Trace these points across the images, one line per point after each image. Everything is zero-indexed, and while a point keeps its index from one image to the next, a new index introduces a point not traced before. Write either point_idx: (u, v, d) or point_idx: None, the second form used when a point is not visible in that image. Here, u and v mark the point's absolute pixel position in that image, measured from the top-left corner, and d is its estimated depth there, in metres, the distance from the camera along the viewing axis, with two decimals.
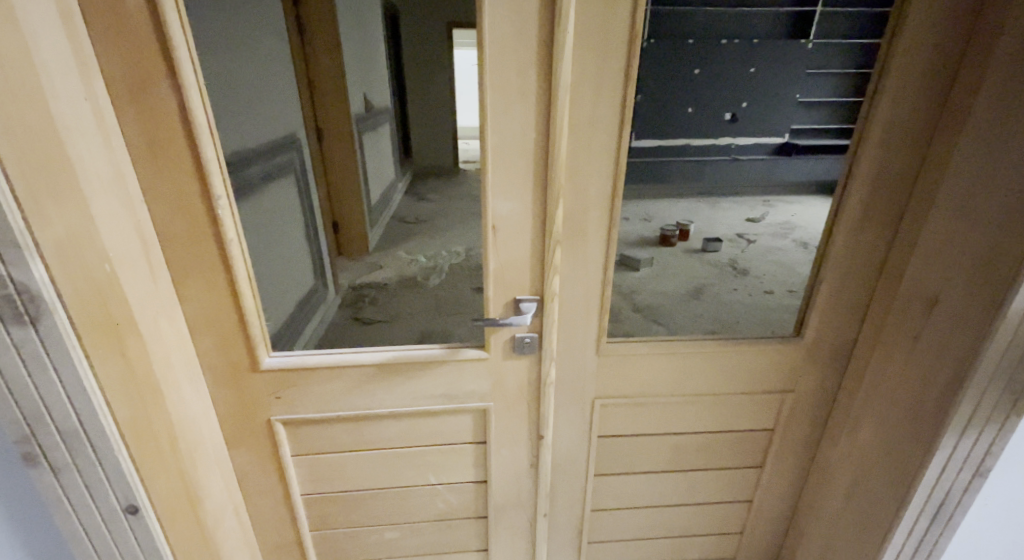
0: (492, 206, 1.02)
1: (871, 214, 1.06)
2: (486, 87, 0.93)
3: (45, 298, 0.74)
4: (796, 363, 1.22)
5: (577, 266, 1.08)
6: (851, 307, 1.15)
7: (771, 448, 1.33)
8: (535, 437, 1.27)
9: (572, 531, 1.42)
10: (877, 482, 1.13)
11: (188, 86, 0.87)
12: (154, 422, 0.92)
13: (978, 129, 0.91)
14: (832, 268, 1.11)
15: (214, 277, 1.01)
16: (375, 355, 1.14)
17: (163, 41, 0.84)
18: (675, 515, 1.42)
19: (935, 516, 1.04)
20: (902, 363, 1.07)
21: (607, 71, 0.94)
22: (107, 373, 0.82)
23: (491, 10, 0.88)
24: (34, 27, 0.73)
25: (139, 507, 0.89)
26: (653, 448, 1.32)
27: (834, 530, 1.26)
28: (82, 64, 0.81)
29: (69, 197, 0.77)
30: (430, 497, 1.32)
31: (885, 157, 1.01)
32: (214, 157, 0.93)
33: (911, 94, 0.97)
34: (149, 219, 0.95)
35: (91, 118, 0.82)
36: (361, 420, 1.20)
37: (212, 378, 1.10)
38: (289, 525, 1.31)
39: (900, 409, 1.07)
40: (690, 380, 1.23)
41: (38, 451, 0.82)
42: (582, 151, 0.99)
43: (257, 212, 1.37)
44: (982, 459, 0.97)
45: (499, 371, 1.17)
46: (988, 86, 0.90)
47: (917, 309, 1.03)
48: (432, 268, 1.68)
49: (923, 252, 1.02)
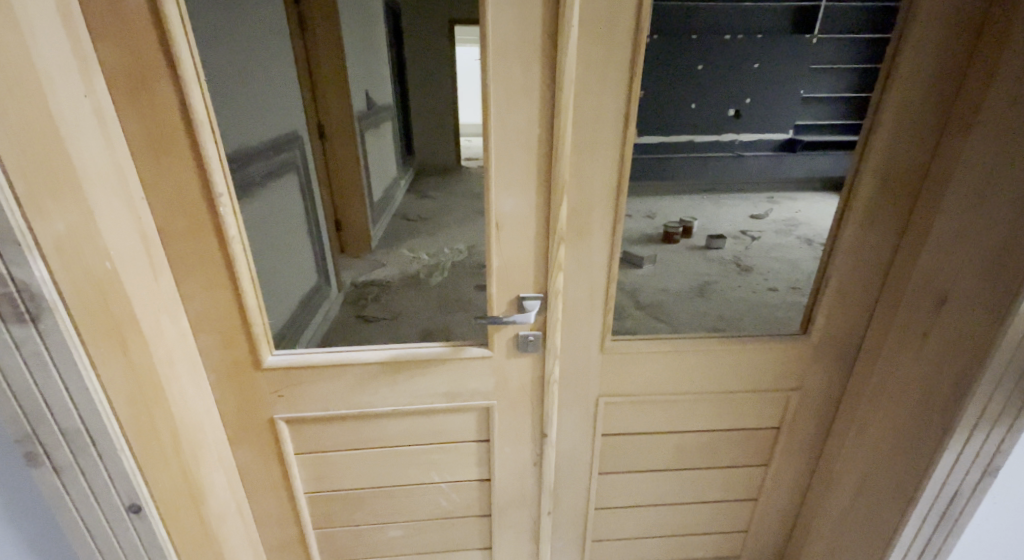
0: (495, 203, 1.01)
1: (880, 211, 1.04)
2: (490, 83, 0.92)
3: (46, 296, 0.73)
4: (802, 361, 1.21)
5: (581, 264, 1.07)
6: (858, 306, 1.14)
7: (777, 446, 1.32)
8: (538, 436, 1.26)
9: (576, 530, 1.41)
10: (883, 481, 1.12)
11: (189, 83, 0.86)
12: (156, 420, 0.92)
13: (988, 125, 0.90)
14: (839, 266, 1.10)
15: (216, 275, 1.01)
16: (378, 353, 1.13)
17: (163, 38, 0.84)
18: (679, 514, 1.42)
19: (943, 515, 1.03)
20: (909, 362, 1.06)
21: (613, 66, 0.93)
22: (108, 372, 0.82)
23: (494, 4, 0.87)
24: (33, 23, 0.72)
25: (141, 506, 0.89)
26: (657, 447, 1.31)
27: (841, 529, 1.25)
28: (82, 61, 0.81)
29: (69, 195, 0.76)
30: (433, 496, 1.31)
31: (894, 153, 1.00)
32: (215, 155, 0.93)
33: (920, 90, 0.95)
34: (151, 218, 0.94)
35: (91, 116, 0.82)
36: (364, 419, 1.19)
37: (215, 377, 1.10)
38: (292, 523, 1.31)
39: (908, 408, 1.06)
40: (695, 378, 1.22)
41: (40, 451, 0.82)
42: (587, 147, 0.98)
43: (258, 210, 1.37)
44: (991, 459, 0.96)
45: (502, 370, 1.17)
46: (999, 82, 0.88)
47: (926, 308, 1.02)
48: (434, 267, 1.69)
49: (931, 249, 1.00)
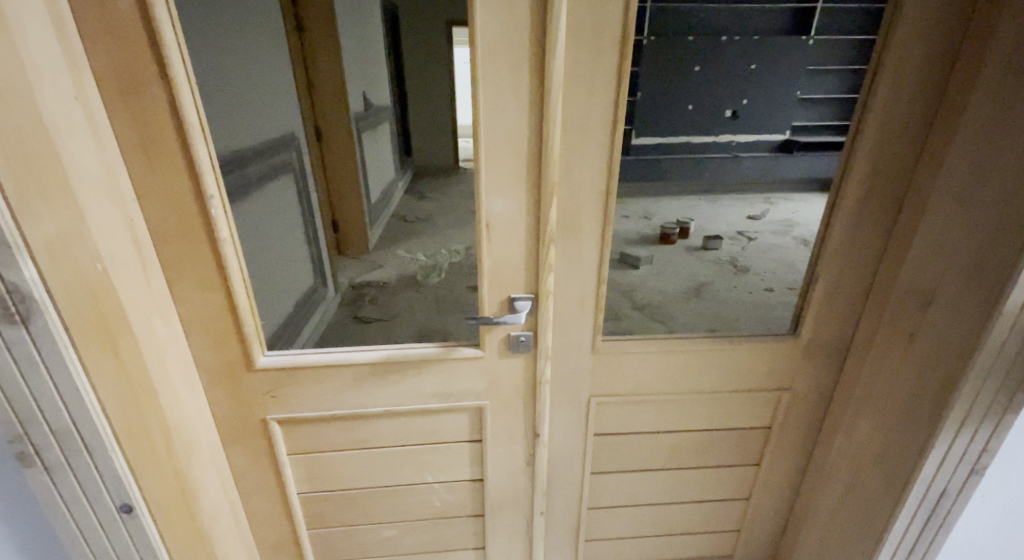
0: (485, 204, 1.01)
1: (868, 211, 1.05)
2: (480, 85, 0.93)
3: (37, 298, 0.74)
4: (793, 361, 1.21)
5: (570, 265, 1.08)
6: (848, 306, 1.14)
7: (767, 446, 1.32)
8: (531, 436, 1.26)
9: (569, 529, 1.42)
10: (872, 482, 1.12)
11: (181, 88, 0.87)
12: (147, 420, 0.92)
13: (973, 125, 0.91)
14: (828, 266, 1.10)
15: (208, 276, 1.01)
16: (369, 354, 1.14)
17: (155, 40, 0.84)
18: (672, 514, 1.42)
19: (931, 514, 1.04)
20: (898, 362, 1.06)
21: (601, 67, 0.93)
22: (99, 373, 0.82)
23: (482, 7, 0.88)
24: (23, 27, 0.73)
25: (133, 506, 0.90)
26: (649, 448, 1.32)
27: (831, 528, 1.26)
28: (73, 65, 0.81)
29: (60, 197, 0.77)
30: (426, 496, 1.32)
31: (881, 153, 1.00)
32: (206, 157, 0.93)
33: (907, 90, 0.96)
34: (142, 219, 0.95)
35: (82, 118, 0.82)
36: (356, 419, 1.20)
37: (208, 378, 1.11)
38: (286, 523, 1.31)
39: (896, 407, 1.06)
40: (686, 378, 1.23)
41: (32, 451, 0.82)
42: (575, 150, 0.99)
43: (255, 211, 1.38)
44: (979, 458, 0.97)
45: (494, 371, 1.17)
46: (982, 85, 0.89)
47: (913, 308, 1.03)
48: (432, 266, 1.61)
49: (918, 251, 1.01)
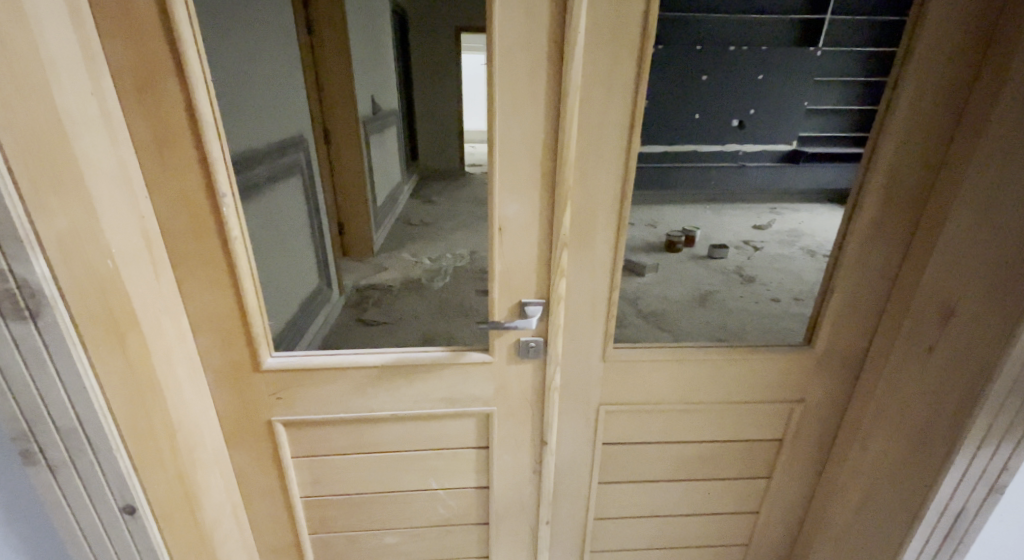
0: (498, 208, 1.00)
1: (885, 222, 1.04)
2: (496, 87, 0.92)
3: (46, 293, 0.72)
4: (805, 371, 1.20)
5: (582, 270, 1.07)
6: (864, 318, 1.13)
7: (778, 458, 1.30)
8: (538, 443, 1.25)
9: (574, 539, 1.40)
10: (887, 499, 1.11)
11: (196, 85, 0.86)
12: (152, 419, 0.91)
13: (996, 139, 0.89)
14: (844, 278, 1.09)
15: (217, 276, 1.00)
16: (377, 356, 1.12)
17: (171, 37, 0.84)
18: (679, 525, 1.40)
19: (949, 531, 1.02)
20: (915, 375, 1.04)
21: (619, 71, 0.92)
22: (106, 371, 0.81)
23: (501, 7, 0.87)
24: (41, 18, 0.72)
25: (136, 507, 0.88)
26: (657, 458, 1.30)
27: (844, 543, 1.23)
28: (89, 58, 0.80)
29: (71, 192, 0.76)
30: (430, 502, 1.30)
31: (899, 165, 0.99)
32: (220, 155, 0.92)
33: (927, 101, 0.95)
34: (153, 216, 0.94)
35: (96, 112, 0.81)
36: (362, 423, 1.18)
37: (213, 378, 1.09)
38: (287, 527, 1.29)
39: (913, 421, 1.04)
40: (698, 388, 1.21)
41: (36, 448, 0.81)
42: (591, 155, 0.98)
43: (261, 211, 1.38)
44: (998, 476, 0.95)
45: (502, 377, 1.16)
46: (1005, 98, 0.88)
47: (930, 322, 1.01)
48: (436, 272, 1.75)
49: (937, 264, 1.00)
